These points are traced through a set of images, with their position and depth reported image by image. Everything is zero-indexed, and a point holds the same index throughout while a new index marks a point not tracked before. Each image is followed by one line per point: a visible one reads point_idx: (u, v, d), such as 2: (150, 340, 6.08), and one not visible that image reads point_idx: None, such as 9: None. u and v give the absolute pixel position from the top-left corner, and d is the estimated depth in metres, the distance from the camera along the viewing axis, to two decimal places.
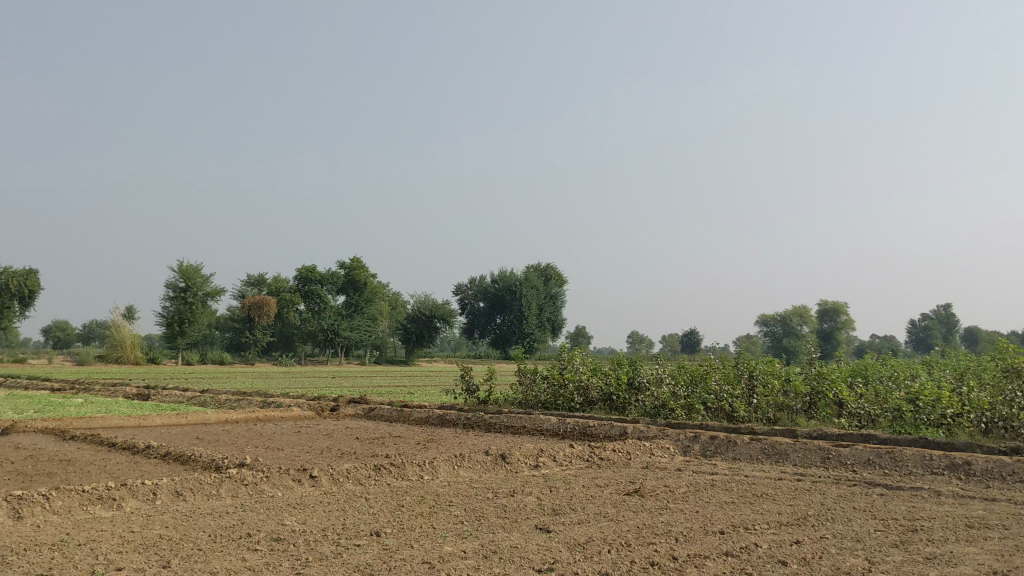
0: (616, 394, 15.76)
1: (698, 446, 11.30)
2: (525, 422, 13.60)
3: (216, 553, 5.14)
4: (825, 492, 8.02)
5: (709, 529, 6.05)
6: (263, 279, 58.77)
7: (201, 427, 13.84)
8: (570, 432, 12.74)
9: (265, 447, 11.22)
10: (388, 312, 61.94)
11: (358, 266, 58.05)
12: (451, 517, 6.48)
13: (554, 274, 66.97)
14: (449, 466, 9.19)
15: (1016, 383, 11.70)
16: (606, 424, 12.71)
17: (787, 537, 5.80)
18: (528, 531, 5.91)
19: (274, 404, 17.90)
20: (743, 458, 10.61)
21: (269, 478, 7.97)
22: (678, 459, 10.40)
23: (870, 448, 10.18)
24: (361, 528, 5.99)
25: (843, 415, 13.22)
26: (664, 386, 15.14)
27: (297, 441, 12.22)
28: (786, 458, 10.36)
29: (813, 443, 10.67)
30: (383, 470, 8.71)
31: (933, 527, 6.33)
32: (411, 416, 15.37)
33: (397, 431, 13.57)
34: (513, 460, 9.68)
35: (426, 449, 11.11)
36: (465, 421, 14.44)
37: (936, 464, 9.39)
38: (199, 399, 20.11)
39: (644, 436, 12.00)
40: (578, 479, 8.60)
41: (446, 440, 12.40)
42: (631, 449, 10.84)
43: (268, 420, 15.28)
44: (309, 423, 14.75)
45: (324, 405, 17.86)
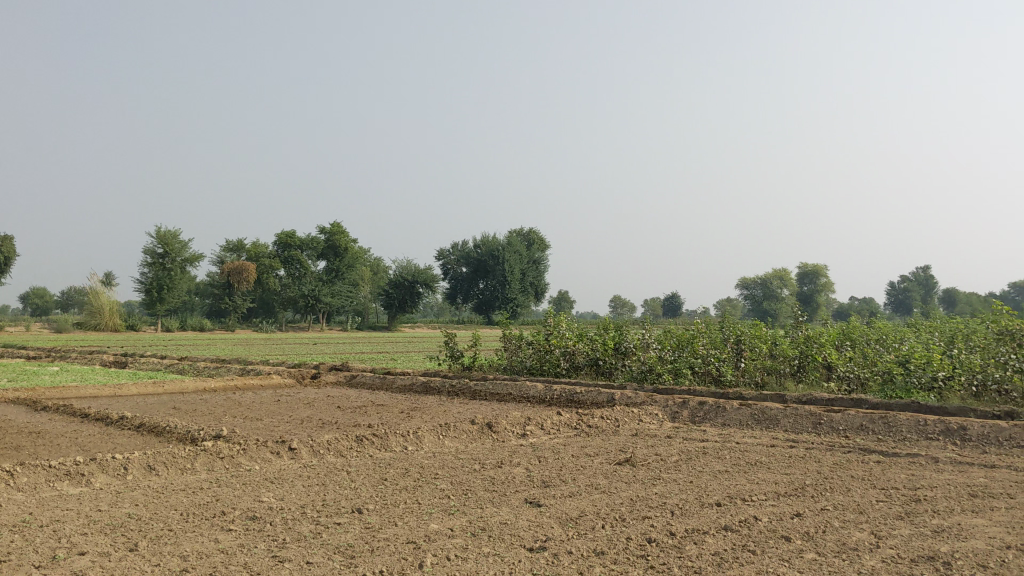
0: (602, 359, 15.50)
1: (687, 412, 11.06)
2: (511, 389, 13.33)
3: (188, 535, 4.84)
4: (820, 459, 7.78)
5: (705, 501, 5.79)
6: (242, 245, 58.14)
7: (178, 396, 13.49)
8: (556, 399, 12.48)
9: (243, 417, 10.91)
10: (369, 278, 61.47)
11: (339, 231, 57.42)
12: (436, 491, 6.20)
13: (536, 239, 66.64)
14: (434, 436, 8.90)
15: (1009, 345, 11.49)
16: (592, 390, 12.45)
17: (787, 510, 5.55)
18: (517, 506, 5.63)
19: (254, 372, 17.58)
20: (733, 424, 10.37)
21: (246, 450, 7.66)
22: (668, 426, 10.16)
23: (863, 413, 9.96)
24: (342, 504, 5.70)
25: (833, 379, 13.01)
26: (651, 351, 14.89)
27: (277, 410, 11.92)
28: (778, 423, 10.13)
29: (804, 408, 10.44)
30: (365, 441, 8.41)
31: (937, 497, 6.09)
32: (394, 384, 15.09)
33: (380, 398, 13.27)
34: (499, 429, 9.41)
35: (409, 418, 10.81)
36: (449, 388, 14.16)
37: (930, 429, 9.17)
38: (177, 367, 19.77)
39: (632, 402, 11.76)
40: (566, 448, 8.33)
41: (430, 408, 12.11)
42: (619, 416, 10.60)
43: (247, 388, 14.96)
44: (289, 392, 14.43)
45: (305, 372, 17.54)
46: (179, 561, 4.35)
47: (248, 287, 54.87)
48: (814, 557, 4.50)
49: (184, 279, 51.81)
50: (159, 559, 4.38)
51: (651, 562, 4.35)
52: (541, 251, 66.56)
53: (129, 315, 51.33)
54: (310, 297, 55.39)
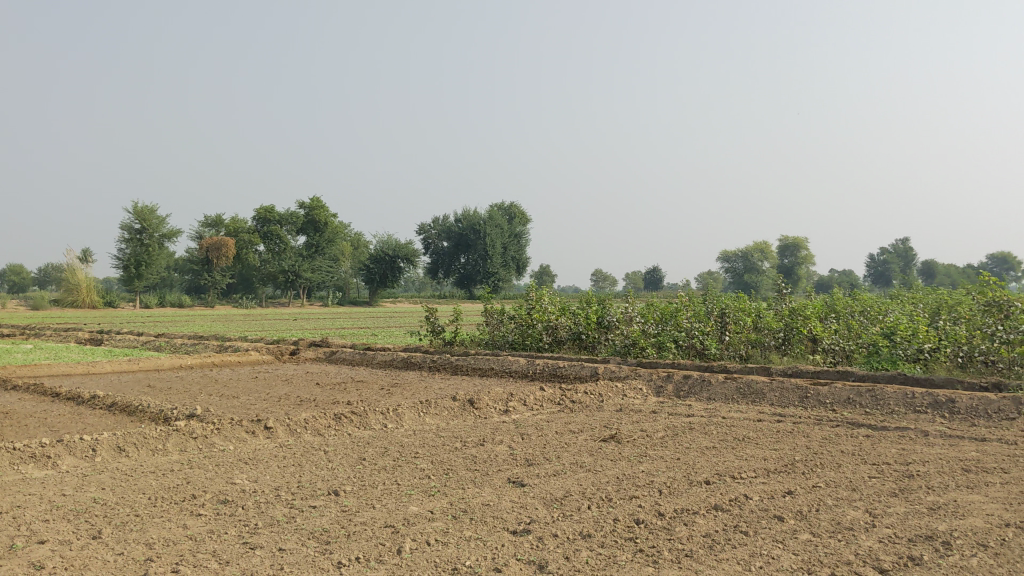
0: (584, 333, 15.32)
1: (671, 386, 10.90)
2: (493, 364, 13.14)
3: (155, 520, 4.62)
4: (808, 434, 7.63)
5: (694, 480, 5.62)
6: (220, 220, 57.53)
7: (153, 374, 13.22)
8: (538, 374, 12.30)
9: (219, 395, 10.66)
10: (350, 252, 61.02)
11: (318, 206, 56.88)
12: (416, 471, 6.00)
13: (517, 212, 66.34)
14: (414, 413, 8.70)
15: (995, 316, 11.38)
16: (575, 364, 12.27)
17: (779, 488, 5.39)
18: (500, 486, 5.45)
19: (231, 348, 17.30)
20: (719, 399, 10.22)
21: (220, 430, 7.43)
22: (652, 401, 10.00)
23: (849, 386, 9.83)
24: (318, 486, 5.49)
25: (818, 351, 12.87)
26: (634, 325, 14.72)
27: (254, 388, 11.67)
28: (763, 397, 9.98)
29: (790, 381, 10.30)
30: (344, 419, 8.20)
31: (930, 472, 5.95)
32: (374, 359, 14.86)
33: (360, 375, 13.05)
34: (480, 405, 9.21)
35: (389, 395, 10.60)
36: (430, 363, 13.96)
37: (918, 402, 9.04)
38: (153, 343, 19.48)
39: (616, 376, 11.60)
40: (549, 425, 8.15)
41: (411, 384, 11.90)
42: (603, 390, 10.42)
43: (224, 365, 14.69)
44: (267, 368, 14.18)
45: (283, 348, 17.28)
46: (144, 550, 4.12)
47: (228, 263, 54.36)
48: (810, 538, 4.33)
49: (162, 255, 51.25)
50: (123, 547, 4.16)
51: (640, 545, 4.17)
52: (523, 225, 66.25)
53: (107, 292, 50.75)
54: (290, 273, 54.94)
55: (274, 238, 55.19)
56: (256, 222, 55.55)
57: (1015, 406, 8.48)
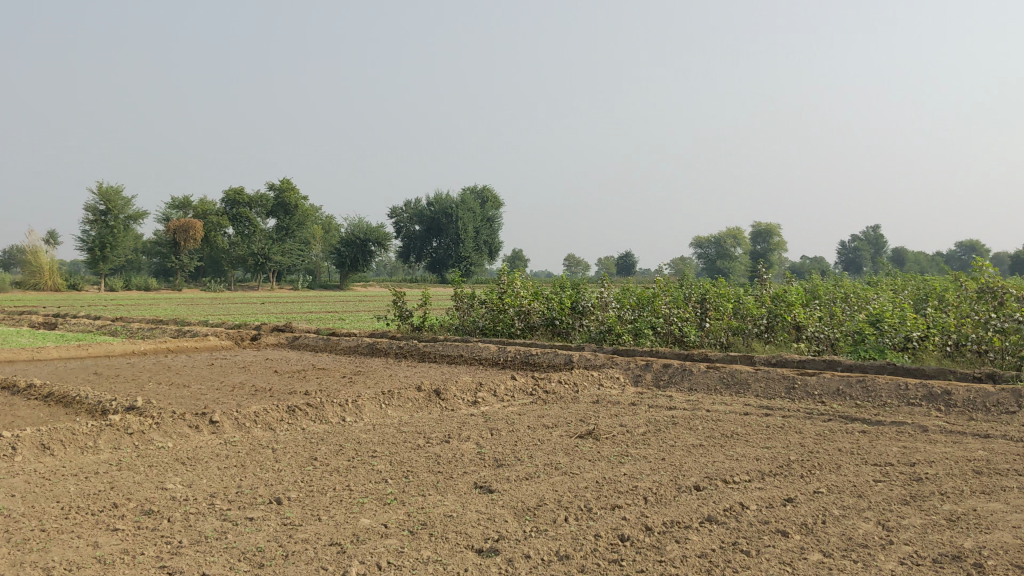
0: (558, 320, 14.70)
1: (650, 376, 10.33)
2: (463, 351, 12.52)
3: (62, 538, 3.96)
4: (801, 430, 7.07)
5: (682, 485, 5.04)
6: (187, 201, 56.32)
7: (102, 361, 12.49)
8: (510, 362, 11.69)
9: (168, 385, 9.96)
10: (320, 235, 60.11)
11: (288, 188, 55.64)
12: (373, 473, 5.38)
13: (491, 197, 65.63)
14: (375, 405, 8.05)
15: (986, 304, 10.91)
16: (549, 351, 11.67)
17: (777, 495, 4.82)
18: (466, 494, 4.84)
19: (189, 333, 16.55)
20: (701, 389, 9.67)
21: (160, 425, 6.76)
22: (631, 392, 9.42)
23: (839, 376, 9.30)
24: (260, 492, 4.85)
25: (801, 339, 12.37)
26: (610, 310, 14.14)
27: (208, 376, 10.97)
28: (748, 388, 9.43)
29: (775, 371, 9.77)
30: (298, 412, 7.54)
31: (939, 475, 5.40)
32: (339, 345, 14.20)
33: (322, 362, 12.38)
34: (447, 397, 8.59)
35: (351, 384, 9.95)
36: (397, 350, 13.32)
37: (912, 394, 8.52)
38: (110, 328, 18.69)
39: (592, 365, 11.01)
40: (522, 418, 7.55)
41: (375, 372, 11.25)
42: (578, 380, 9.84)
43: (180, 351, 13.97)
44: (225, 355, 13.48)
45: (244, 333, 16.54)
46: None
47: (195, 245, 53.24)
48: (822, 558, 3.75)
49: (127, 237, 50.08)
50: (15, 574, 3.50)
51: (626, 569, 3.57)
52: (495, 210, 65.53)
53: (70, 275, 49.54)
54: (258, 256, 54.16)
55: (243, 220, 54.11)
56: (224, 204, 54.34)
57: (1016, 399, 7.96)
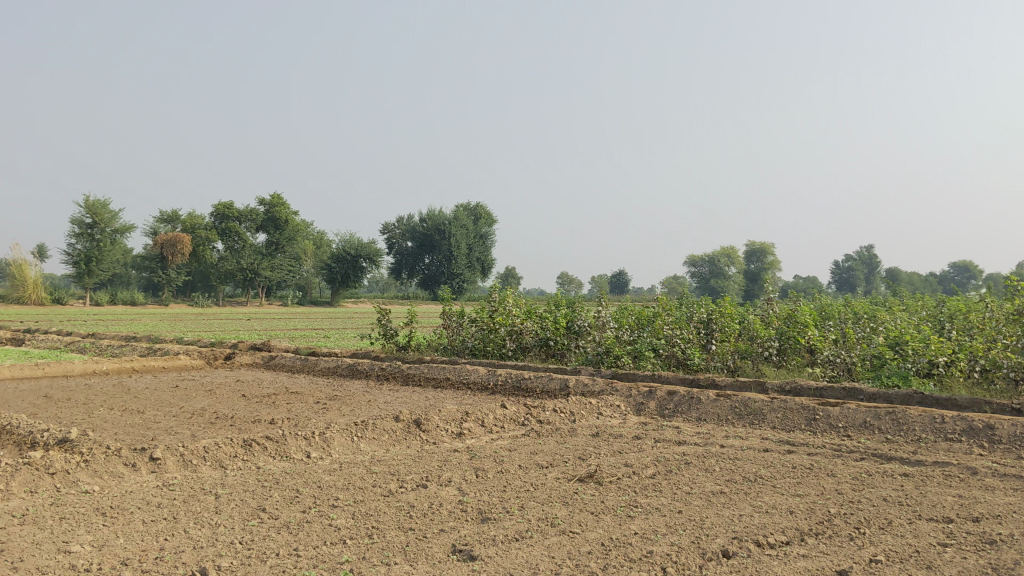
0: (553, 340, 13.75)
1: (654, 405, 9.38)
2: (450, 373, 11.56)
3: None
4: (833, 472, 6.13)
5: (708, 552, 4.11)
6: (175, 215, 55.27)
7: (58, 382, 11.50)
8: (501, 388, 10.73)
9: (121, 411, 8.98)
10: (310, 251, 59.13)
11: (279, 202, 54.58)
12: (330, 530, 4.43)
13: (484, 213, 64.81)
14: (346, 438, 7.09)
15: (1019, 327, 10.01)
16: (543, 375, 10.71)
17: (828, 566, 3.89)
18: (443, 563, 3.89)
19: (160, 351, 15.55)
20: (710, 420, 8.73)
21: (91, 464, 5.80)
22: (634, 423, 8.48)
23: (865, 407, 8.37)
24: (186, 560, 3.89)
25: (816, 364, 11.46)
26: (608, 330, 13.18)
27: (168, 401, 9.98)
28: (763, 419, 8.50)
29: (792, 401, 8.83)
30: (254, 447, 6.57)
31: (1015, 537, 4.46)
32: (316, 366, 13.21)
33: (296, 385, 11.40)
34: (428, 428, 7.63)
35: (324, 412, 8.98)
36: (379, 371, 12.35)
37: (950, 428, 7.60)
38: (78, 345, 17.67)
39: (590, 390, 10.07)
40: (512, 455, 6.60)
41: (353, 397, 10.28)
42: (576, 409, 8.89)
43: (145, 372, 12.97)
44: (193, 377, 12.49)
45: (218, 352, 15.53)
46: None
47: (182, 260, 52.18)
48: None
49: (114, 250, 48.99)
50: None
51: None
52: (489, 227, 64.60)
53: (54, 288, 48.38)
54: (247, 271, 53.07)
55: (232, 235, 53.07)
56: (213, 218, 53.24)
57: None
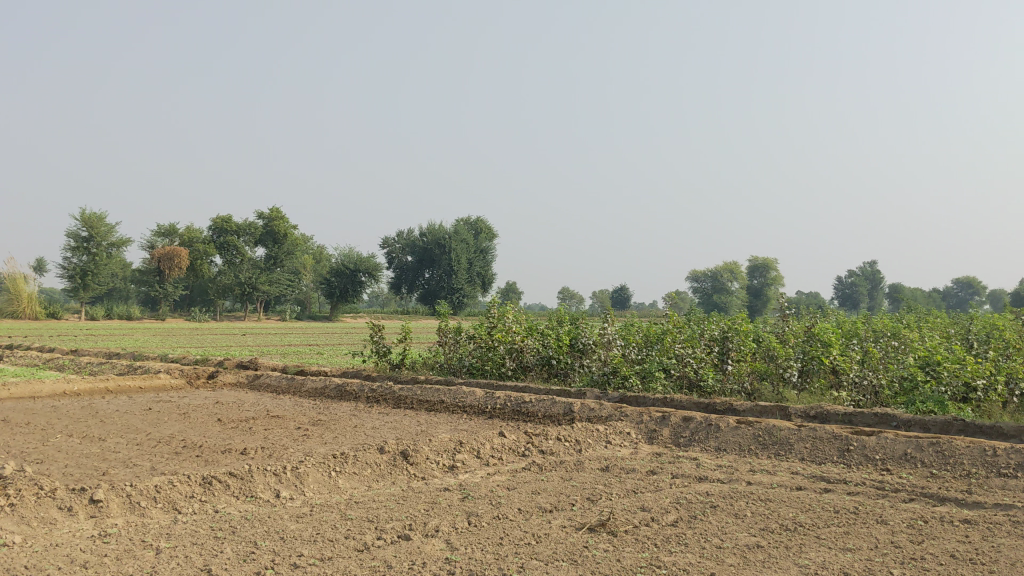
0: (555, 359, 12.89)
1: (667, 432, 8.54)
2: (445, 395, 10.72)
3: None
4: (884, 518, 5.29)
5: None
6: (173, 229, 54.46)
7: (23, 404, 10.67)
8: (500, 412, 9.89)
9: (80, 439, 8.15)
10: (310, 266, 58.47)
11: (278, 215, 53.79)
12: None
13: (485, 227, 64.12)
14: (322, 472, 6.26)
15: None
16: (545, 399, 9.87)
17: None
18: None
19: (140, 369, 14.70)
20: (731, 450, 7.89)
21: (18, 509, 4.96)
22: (646, 454, 7.64)
23: (904, 436, 7.53)
24: None
25: (840, 386, 10.62)
26: (614, 349, 12.33)
27: (137, 426, 9.14)
28: (790, 450, 7.66)
29: (821, 428, 7.99)
30: (215, 486, 5.73)
31: None
32: (303, 387, 12.38)
33: (279, 408, 10.56)
34: (416, 460, 6.79)
35: (304, 439, 8.14)
36: (370, 392, 11.50)
37: (1003, 461, 6.74)
38: (57, 362, 16.84)
39: (596, 415, 9.24)
40: (511, 495, 5.76)
41: (338, 422, 9.44)
42: (582, 438, 8.06)
43: (120, 392, 12.13)
44: (171, 398, 11.64)
45: (201, 370, 14.69)
46: None
47: (179, 274, 51.33)
48: None
49: (110, 264, 48.20)
50: None
51: None
52: (489, 241, 63.72)
53: (49, 302, 47.53)
54: (245, 285, 52.19)
55: (231, 249, 52.25)
56: (211, 231, 52.41)
57: None
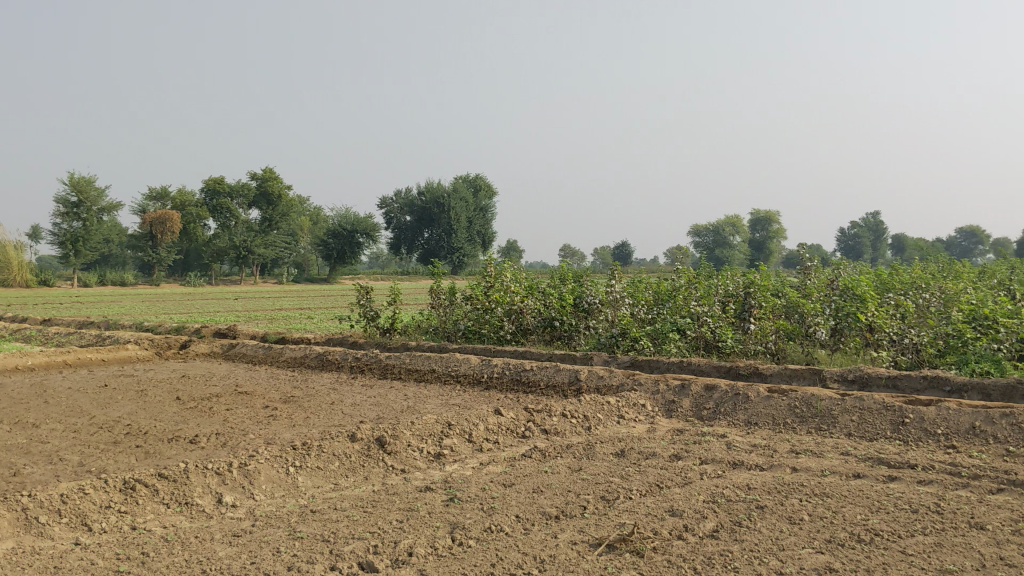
0: (558, 320, 11.77)
1: (687, 404, 7.44)
2: (436, 365, 9.60)
3: None
4: (978, 519, 4.16)
5: None
6: (164, 193, 53.10)
7: None
8: (497, 382, 8.79)
9: (10, 426, 7.05)
10: (306, 228, 57.27)
11: (271, 176, 52.35)
12: None
13: (483, 184, 62.71)
14: (278, 468, 5.16)
15: None
16: (548, 366, 8.77)
17: None
18: None
19: (109, 340, 13.58)
20: (765, 425, 6.79)
21: None
22: (666, 432, 6.54)
23: (969, 406, 6.40)
24: None
25: (879, 346, 9.47)
26: (622, 308, 11.21)
27: (83, 407, 8.02)
28: (834, 425, 6.56)
29: (869, 397, 6.86)
30: (141, 492, 4.64)
31: None
32: (281, 357, 11.27)
33: (250, 382, 9.43)
34: (394, 449, 5.67)
35: (270, 421, 7.05)
36: (355, 363, 10.38)
37: None
38: (25, 333, 15.70)
39: (606, 385, 8.13)
40: (506, 495, 4.65)
41: (314, 398, 8.33)
42: (591, 413, 6.95)
43: (80, 368, 11.01)
44: (134, 372, 10.51)
45: (174, 339, 13.56)
46: None
47: (172, 238, 50.04)
48: None
49: (101, 229, 46.91)
50: None
51: None
52: (489, 199, 62.32)
53: (40, 268, 46.36)
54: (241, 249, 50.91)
55: (224, 212, 50.92)
56: (203, 194, 51.09)
57: None
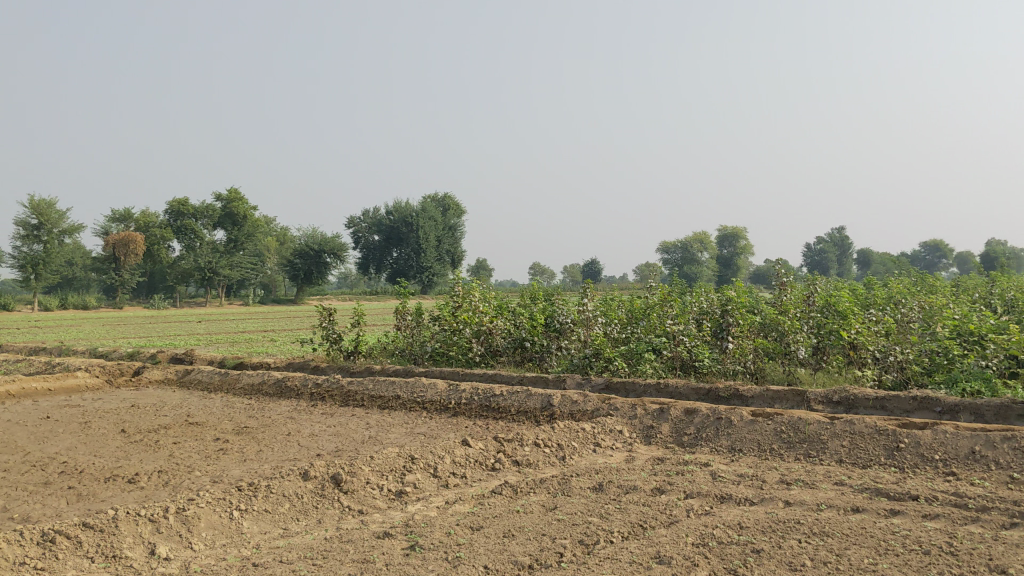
0: (529, 341, 11.31)
1: (667, 430, 7.00)
2: (401, 391, 9.10)
3: None
4: (999, 561, 3.74)
5: None
6: (127, 214, 52.10)
7: None
8: (464, 408, 8.31)
9: None
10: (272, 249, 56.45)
11: (236, 197, 51.57)
12: None
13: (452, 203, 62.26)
14: (221, 512, 4.65)
15: None
16: (518, 391, 8.30)
17: None
18: None
19: (58, 368, 12.91)
20: (750, 452, 6.37)
21: None
22: (646, 462, 6.09)
23: (966, 429, 6.02)
24: None
25: (862, 363, 9.10)
26: (595, 327, 10.78)
27: (19, 443, 7.43)
28: (824, 451, 6.15)
29: (859, 420, 6.46)
30: (63, 546, 4.11)
31: None
32: (239, 383, 10.71)
33: (202, 412, 8.88)
34: (351, 487, 5.18)
35: (219, 456, 6.52)
36: (315, 389, 9.85)
37: None
38: None
39: (580, 411, 7.68)
40: (474, 541, 4.18)
41: (269, 428, 7.80)
42: (565, 442, 6.49)
43: (24, 398, 10.37)
44: (80, 402, 9.90)
45: (127, 366, 12.92)
46: None
47: (136, 260, 49.03)
48: None
49: (62, 252, 45.85)
50: None
51: None
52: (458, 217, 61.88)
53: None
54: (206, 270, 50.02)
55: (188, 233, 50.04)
56: (167, 215, 50.18)
57: None
